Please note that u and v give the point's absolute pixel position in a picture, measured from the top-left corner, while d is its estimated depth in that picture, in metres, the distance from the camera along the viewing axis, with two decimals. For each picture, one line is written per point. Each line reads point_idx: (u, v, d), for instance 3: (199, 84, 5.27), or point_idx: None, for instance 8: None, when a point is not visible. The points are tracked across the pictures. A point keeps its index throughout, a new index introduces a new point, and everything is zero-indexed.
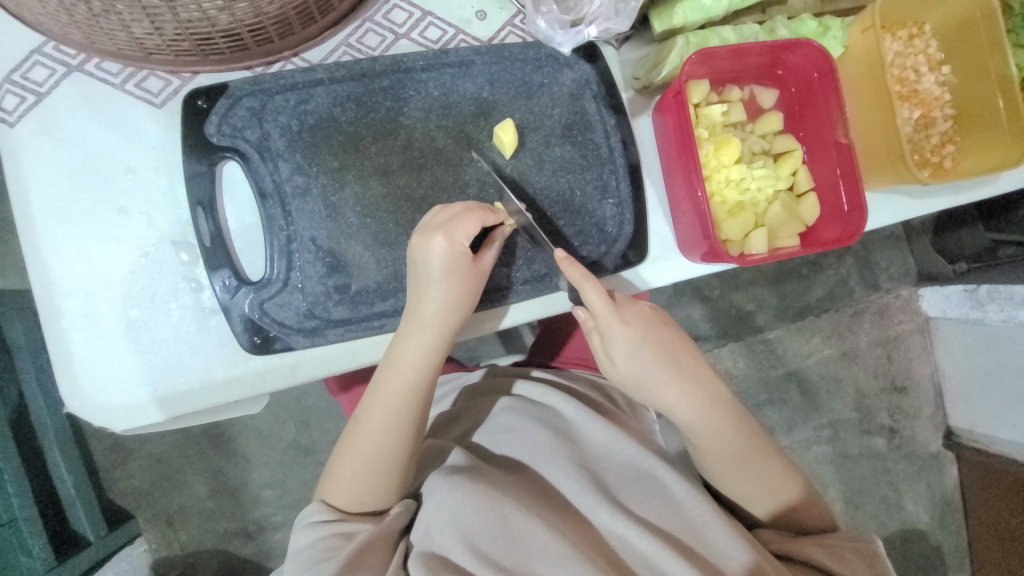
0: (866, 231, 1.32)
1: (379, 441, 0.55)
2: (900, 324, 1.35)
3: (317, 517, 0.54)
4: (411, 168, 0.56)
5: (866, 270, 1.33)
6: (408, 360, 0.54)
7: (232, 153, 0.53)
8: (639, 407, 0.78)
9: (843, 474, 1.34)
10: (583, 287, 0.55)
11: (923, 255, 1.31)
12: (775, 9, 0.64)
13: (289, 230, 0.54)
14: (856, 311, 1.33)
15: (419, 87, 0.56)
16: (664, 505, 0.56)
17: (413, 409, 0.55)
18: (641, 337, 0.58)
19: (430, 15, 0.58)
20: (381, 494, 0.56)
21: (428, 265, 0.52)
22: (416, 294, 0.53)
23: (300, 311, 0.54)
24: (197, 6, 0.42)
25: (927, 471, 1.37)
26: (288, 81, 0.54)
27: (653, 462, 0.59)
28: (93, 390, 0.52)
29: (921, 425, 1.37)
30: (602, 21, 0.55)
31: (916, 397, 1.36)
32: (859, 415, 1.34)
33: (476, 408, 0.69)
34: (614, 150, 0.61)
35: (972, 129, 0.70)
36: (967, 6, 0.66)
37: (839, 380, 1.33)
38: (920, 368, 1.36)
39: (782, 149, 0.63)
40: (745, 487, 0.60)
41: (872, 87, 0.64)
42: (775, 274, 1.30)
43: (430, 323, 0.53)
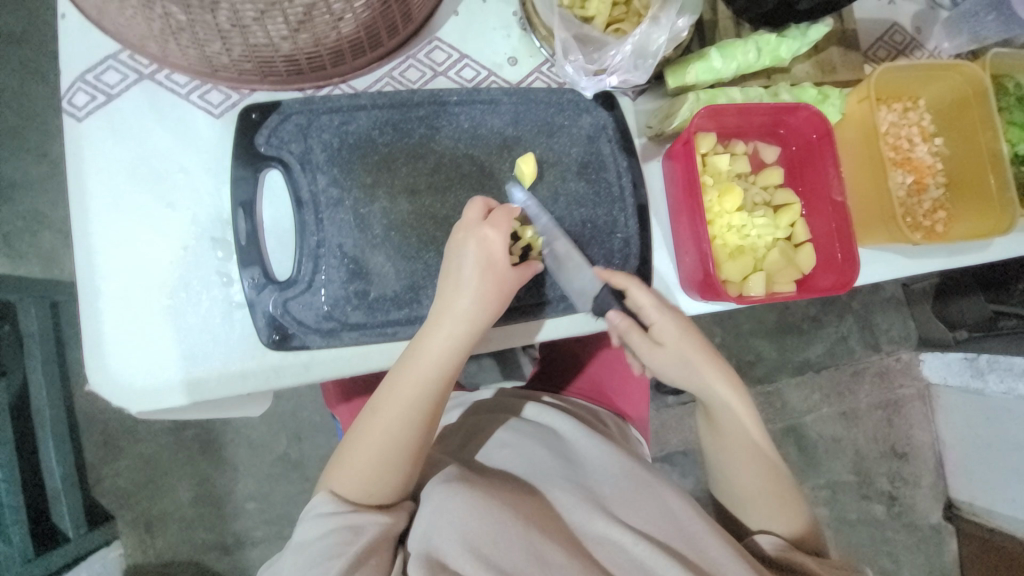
0: (868, 292, 1.36)
1: (397, 430, 0.56)
2: (901, 388, 1.36)
3: (324, 508, 0.54)
4: (437, 189, 0.61)
5: (867, 329, 1.35)
6: (433, 352, 0.56)
7: (277, 162, 0.58)
8: (632, 437, 0.81)
9: (839, 538, 1.33)
10: (628, 284, 0.61)
11: (923, 319, 1.33)
12: (779, 76, 0.70)
13: (318, 236, 0.57)
14: (857, 370, 1.34)
15: (452, 119, 0.62)
16: (658, 511, 0.59)
17: (432, 401, 0.57)
18: (682, 327, 0.62)
19: (466, 58, 0.65)
20: (390, 486, 0.56)
21: (467, 261, 0.55)
22: (452, 287, 0.55)
23: (319, 312, 0.57)
24: (265, 30, 0.49)
25: (924, 543, 1.35)
26: (334, 104, 0.59)
27: (645, 473, 0.63)
28: (115, 369, 0.55)
29: (921, 494, 1.36)
30: (623, 73, 0.57)
31: (916, 464, 1.36)
32: (857, 478, 1.34)
33: (479, 420, 0.71)
34: (625, 190, 0.66)
35: (961, 199, 0.75)
36: (961, 85, 0.73)
37: (837, 440, 1.34)
38: (920, 435, 1.36)
39: (781, 202, 0.68)
40: (747, 492, 0.64)
41: (866, 152, 0.69)
42: (776, 327, 1.32)
43: (462, 317, 0.55)
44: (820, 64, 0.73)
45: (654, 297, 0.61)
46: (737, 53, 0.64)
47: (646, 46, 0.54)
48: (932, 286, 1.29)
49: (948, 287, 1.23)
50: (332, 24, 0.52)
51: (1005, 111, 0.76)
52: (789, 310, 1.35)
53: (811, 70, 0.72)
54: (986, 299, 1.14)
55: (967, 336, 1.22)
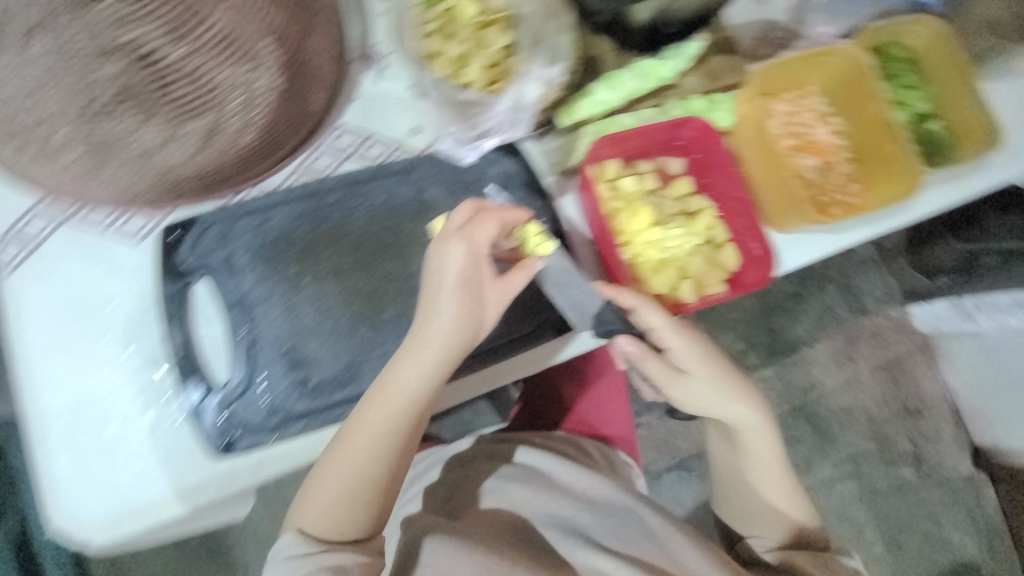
0: (842, 258, 1.38)
1: (369, 464, 0.58)
2: (897, 345, 1.39)
3: (294, 549, 0.57)
4: (362, 266, 0.63)
5: (850, 294, 1.38)
6: (402, 383, 0.57)
7: (202, 274, 0.60)
8: (620, 463, 0.86)
9: (874, 509, 1.35)
10: (620, 295, 0.63)
11: (902, 272, 1.37)
12: (669, 92, 0.72)
13: (252, 336, 0.59)
14: (851, 336, 1.37)
15: (365, 198, 0.65)
16: (634, 526, 0.71)
17: (401, 437, 0.59)
18: (699, 350, 0.68)
19: (374, 135, 0.68)
20: (357, 522, 0.59)
21: (444, 281, 0.57)
22: (428, 311, 0.57)
23: (264, 410, 0.58)
24: (162, 159, 0.47)
25: (962, 497, 1.36)
26: (249, 207, 0.62)
27: (627, 499, 0.74)
28: (70, 509, 0.55)
29: (945, 447, 1.38)
30: (503, 131, 0.60)
31: (932, 417, 1.38)
32: (877, 444, 1.37)
33: (472, 469, 0.78)
34: (543, 229, 0.68)
35: (870, 169, 0.77)
36: (844, 65, 0.76)
37: (849, 411, 1.36)
38: (928, 387, 1.38)
39: (695, 208, 0.71)
40: (755, 500, 0.75)
41: (764, 147, 0.73)
42: (761, 310, 1.35)
43: (434, 343, 0.57)
44: (708, 74, 0.76)
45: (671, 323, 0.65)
46: (620, 83, 0.68)
47: (522, 99, 0.59)
48: (906, 239, 1.33)
49: (919, 240, 1.25)
50: (232, 141, 0.49)
51: (897, 77, 0.81)
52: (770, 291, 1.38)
53: (700, 79, 0.74)
54: (956, 240, 1.12)
55: (951, 284, 1.20)
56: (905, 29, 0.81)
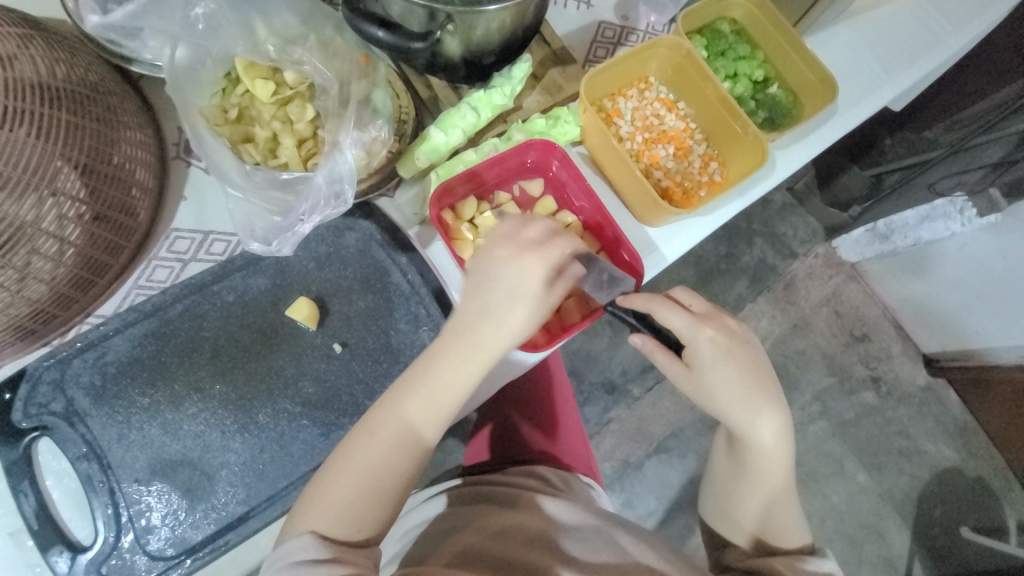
0: (760, 211, 1.43)
1: (379, 462, 0.53)
2: (831, 280, 1.43)
3: (307, 553, 0.49)
4: (225, 372, 0.59)
5: (776, 242, 1.43)
6: (458, 371, 0.55)
7: (42, 430, 0.55)
8: (577, 483, 0.82)
9: (849, 442, 1.38)
10: (653, 305, 0.63)
11: (818, 211, 1.42)
12: (513, 116, 0.74)
13: (111, 483, 0.54)
14: (788, 282, 1.41)
15: (214, 299, 0.61)
16: (608, 546, 0.66)
17: (410, 452, 0.54)
18: (723, 350, 0.63)
19: (211, 233, 0.65)
20: (365, 529, 0.52)
21: (501, 281, 0.56)
22: (487, 300, 0.56)
23: (143, 558, 0.53)
24: None
25: (927, 406, 1.42)
26: (83, 342, 0.57)
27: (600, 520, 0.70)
28: None
29: (899, 364, 1.43)
30: (322, 208, 0.57)
31: (879, 339, 1.43)
32: (837, 378, 1.41)
33: (449, 516, 0.71)
34: (415, 284, 0.66)
35: (723, 145, 0.79)
36: (670, 54, 0.78)
37: (802, 352, 1.40)
38: (870, 312, 1.44)
39: (562, 225, 0.71)
40: (747, 500, 0.66)
41: (611, 152, 0.73)
42: (697, 280, 1.38)
43: (492, 341, 0.55)
44: (547, 89, 0.77)
45: (687, 315, 0.63)
46: (455, 120, 0.67)
47: (335, 171, 0.55)
48: (813, 178, 1.37)
49: (827, 173, 1.31)
50: (42, 279, 0.52)
51: (729, 51, 0.83)
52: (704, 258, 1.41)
53: (540, 97, 0.76)
54: (862, 167, 1.21)
55: (861, 210, 1.30)
56: (725, 6, 0.84)
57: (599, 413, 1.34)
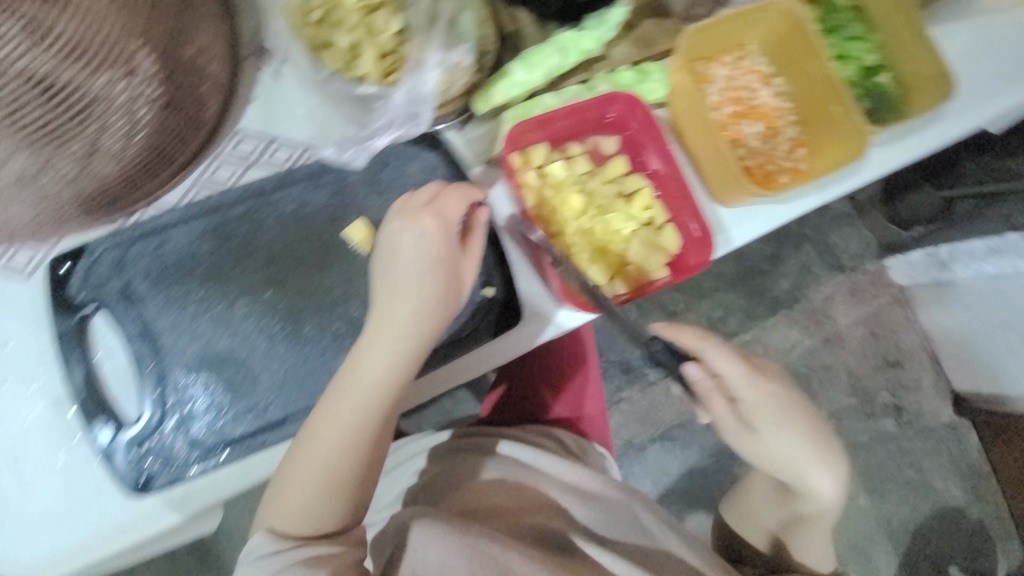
0: (815, 216, 1.36)
1: (338, 455, 0.54)
2: (875, 299, 1.37)
3: (267, 547, 0.55)
4: (277, 281, 0.59)
5: (825, 252, 1.35)
6: (366, 372, 0.54)
7: (98, 307, 0.56)
8: (590, 450, 0.85)
9: (855, 463, 1.36)
10: (705, 345, 0.66)
11: (878, 226, 1.34)
12: (599, 66, 0.68)
13: (159, 368, 0.56)
14: (828, 295, 1.36)
15: (274, 207, 0.61)
16: (620, 518, 0.73)
17: (378, 412, 0.55)
18: (783, 407, 0.69)
19: (277, 139, 0.64)
20: (332, 514, 0.56)
21: (404, 254, 0.56)
22: (392, 290, 0.56)
23: (180, 444, 0.55)
24: (55, 175, 0.49)
25: (944, 443, 1.38)
26: (146, 228, 0.58)
27: (609, 489, 0.75)
28: (15, 551, 0.56)
29: (926, 396, 1.38)
30: (398, 126, 0.56)
31: (912, 368, 1.37)
32: (857, 399, 1.37)
33: (460, 463, 0.76)
34: (471, 224, 0.64)
35: (816, 130, 0.73)
36: (777, 22, 0.71)
37: (828, 367, 1.36)
38: (908, 339, 1.37)
39: (632, 188, 0.67)
40: (781, 526, 0.79)
41: (698, 118, 0.68)
42: (735, 277, 1.34)
43: (396, 327, 0.55)
44: (638, 41, 0.71)
45: (748, 370, 0.67)
46: (539, 60, 0.63)
47: (417, 90, 0.53)
48: (879, 191, 1.31)
49: (896, 187, 1.25)
50: (112, 158, 0.51)
51: (841, 28, 0.78)
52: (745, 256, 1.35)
53: (628, 50, 0.70)
54: (932, 188, 1.15)
55: (924, 232, 1.22)
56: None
57: (610, 391, 1.33)
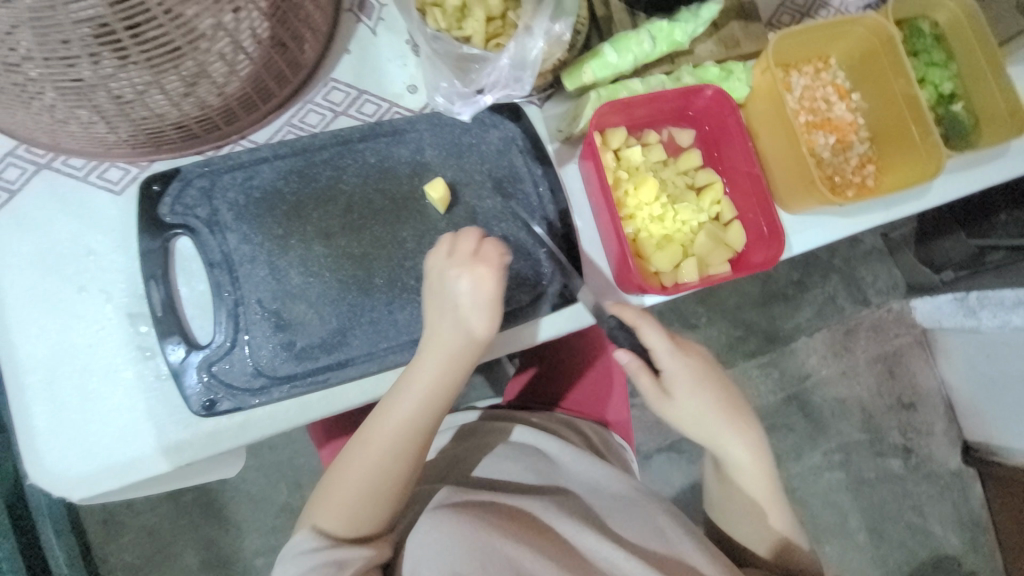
0: (847, 248, 1.35)
1: (383, 464, 0.56)
2: (896, 337, 1.35)
3: (308, 545, 0.54)
4: (352, 229, 0.60)
5: (852, 285, 1.35)
6: (416, 388, 0.56)
7: (183, 229, 0.58)
8: (615, 446, 0.81)
9: (861, 501, 1.32)
10: (639, 323, 0.63)
11: (908, 267, 1.32)
12: (682, 60, 0.70)
13: (236, 295, 0.57)
14: (850, 327, 1.34)
15: (356, 156, 0.62)
16: (643, 521, 0.64)
17: (420, 434, 0.57)
18: (696, 377, 0.66)
19: (365, 93, 0.65)
20: (374, 520, 0.56)
21: (457, 297, 0.55)
22: (444, 321, 0.56)
23: (247, 370, 0.56)
24: (165, 98, 0.50)
25: (950, 492, 1.35)
26: (236, 160, 0.59)
27: (632, 489, 0.68)
28: (53, 462, 0.54)
29: (936, 442, 1.36)
30: (501, 89, 0.58)
31: (925, 412, 1.36)
32: (868, 435, 1.34)
33: (474, 446, 0.72)
34: (543, 198, 0.65)
35: (888, 150, 0.74)
36: (864, 38, 0.72)
37: (842, 400, 1.33)
38: (925, 382, 1.36)
39: (703, 183, 0.68)
40: (738, 526, 0.67)
41: (778, 121, 0.68)
42: (760, 297, 1.32)
43: (451, 353, 0.56)
44: (722, 41, 0.72)
45: (668, 343, 0.64)
46: (631, 45, 0.63)
47: (523, 56, 0.55)
48: (913, 232, 1.30)
49: (929, 229, 1.24)
50: (217, 86, 0.52)
51: (922, 54, 0.76)
52: (772, 279, 1.34)
53: (714, 48, 0.71)
54: (968, 235, 1.15)
55: (954, 276, 1.23)
56: (931, 5, 0.76)
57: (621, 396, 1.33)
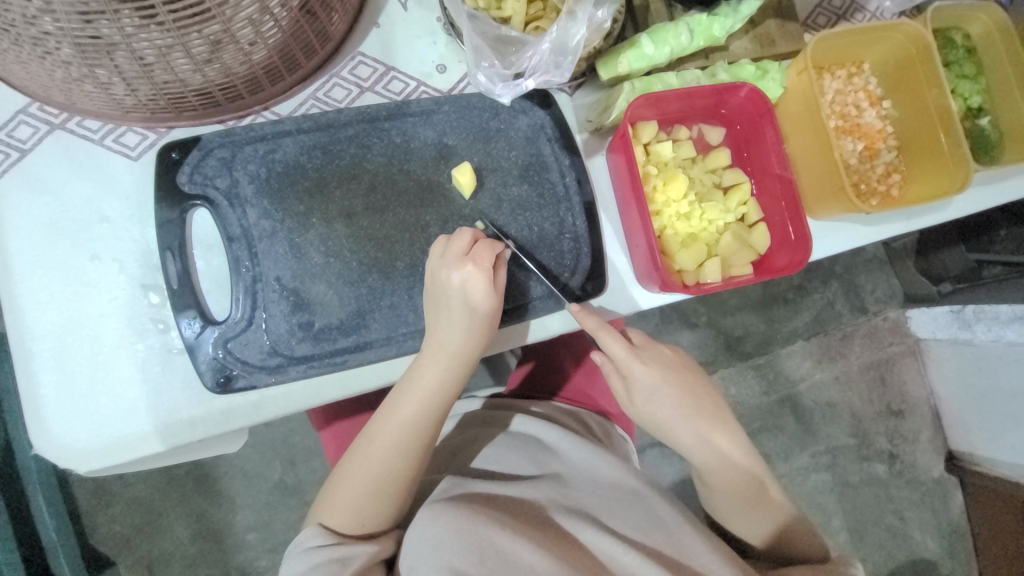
0: (850, 256, 1.36)
1: (389, 460, 0.56)
2: (891, 346, 1.37)
3: (312, 542, 0.53)
4: (375, 210, 0.59)
5: (852, 292, 1.36)
6: (421, 383, 0.56)
7: (202, 201, 0.56)
8: (615, 435, 0.82)
9: (845, 503, 1.35)
10: (602, 335, 0.63)
11: (907, 277, 1.33)
12: (717, 55, 0.69)
13: (254, 271, 0.56)
14: (847, 334, 1.35)
15: (382, 135, 0.60)
16: (643, 515, 0.62)
17: (425, 429, 0.57)
18: (665, 380, 0.65)
19: (393, 70, 0.63)
20: (381, 516, 0.56)
21: (454, 295, 0.55)
22: (443, 318, 0.56)
23: (263, 349, 0.55)
24: (189, 62, 0.48)
25: (931, 499, 1.38)
26: (258, 132, 0.57)
27: (633, 480, 0.65)
28: (58, 432, 0.53)
29: (922, 450, 1.38)
30: (542, 74, 0.56)
31: (914, 420, 1.38)
32: (857, 441, 1.36)
33: (475, 438, 0.72)
34: (569, 189, 0.64)
35: (915, 159, 0.73)
36: (902, 45, 0.71)
37: (834, 405, 1.35)
38: (915, 391, 1.38)
39: (730, 183, 0.67)
40: (736, 521, 0.66)
41: (810, 125, 0.68)
42: (762, 300, 1.33)
43: (451, 346, 0.56)
44: (758, 38, 0.70)
45: (631, 349, 0.64)
46: (668, 37, 0.62)
47: (565, 41, 0.53)
48: (914, 242, 1.31)
49: (929, 241, 1.27)
50: (244, 53, 0.50)
51: (953, 66, 0.76)
52: (775, 282, 1.35)
53: (749, 45, 0.70)
54: (968, 249, 1.20)
55: (952, 288, 1.24)
56: (968, 17, 0.75)
57: None
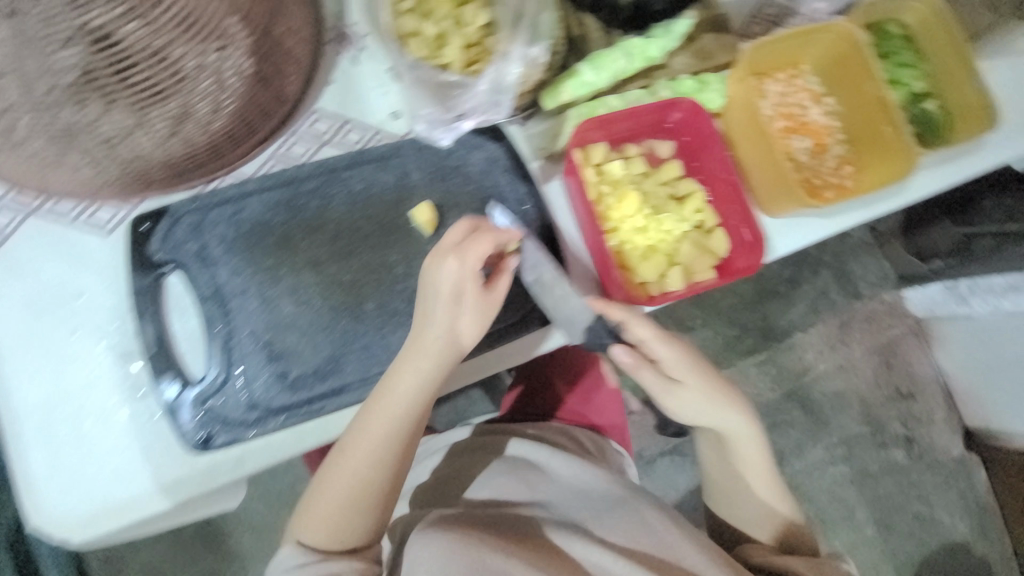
0: (835, 243, 1.37)
1: (365, 474, 0.55)
2: (889, 329, 1.37)
3: (293, 561, 0.55)
4: (342, 256, 0.61)
5: (842, 278, 1.36)
6: (398, 393, 0.55)
7: (174, 266, 0.59)
8: (610, 450, 0.82)
9: (866, 494, 1.33)
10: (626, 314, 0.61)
11: (896, 257, 1.34)
12: (657, 73, 0.70)
13: (228, 328, 0.58)
14: (843, 321, 1.35)
15: (342, 185, 0.63)
16: (635, 525, 0.61)
17: (399, 440, 0.56)
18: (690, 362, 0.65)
19: (350, 122, 0.66)
20: (357, 531, 0.57)
21: (443, 287, 0.53)
22: (422, 316, 0.55)
23: (242, 404, 0.57)
24: (149, 138, 0.50)
25: (954, 479, 1.35)
26: (223, 196, 0.60)
27: (621, 490, 0.66)
28: (49, 506, 0.54)
29: (938, 430, 1.36)
30: (481, 113, 0.60)
31: (925, 401, 1.37)
32: (869, 428, 1.34)
33: (468, 463, 0.73)
34: (528, 215, 0.66)
35: (865, 149, 0.75)
36: (836, 42, 0.74)
37: (840, 394, 1.34)
38: (922, 371, 1.37)
39: (684, 192, 0.70)
40: (736, 508, 0.70)
41: (753, 128, 0.70)
42: (752, 297, 1.33)
43: (430, 349, 0.54)
44: (698, 53, 0.72)
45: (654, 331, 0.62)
46: (607, 62, 0.65)
47: (500, 80, 0.57)
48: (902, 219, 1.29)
49: (918, 220, 1.21)
50: (203, 124, 0.52)
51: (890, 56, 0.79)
52: (763, 278, 1.36)
53: (689, 60, 0.71)
54: (952, 224, 1.12)
55: (943, 266, 1.19)
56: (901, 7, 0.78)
57: None
